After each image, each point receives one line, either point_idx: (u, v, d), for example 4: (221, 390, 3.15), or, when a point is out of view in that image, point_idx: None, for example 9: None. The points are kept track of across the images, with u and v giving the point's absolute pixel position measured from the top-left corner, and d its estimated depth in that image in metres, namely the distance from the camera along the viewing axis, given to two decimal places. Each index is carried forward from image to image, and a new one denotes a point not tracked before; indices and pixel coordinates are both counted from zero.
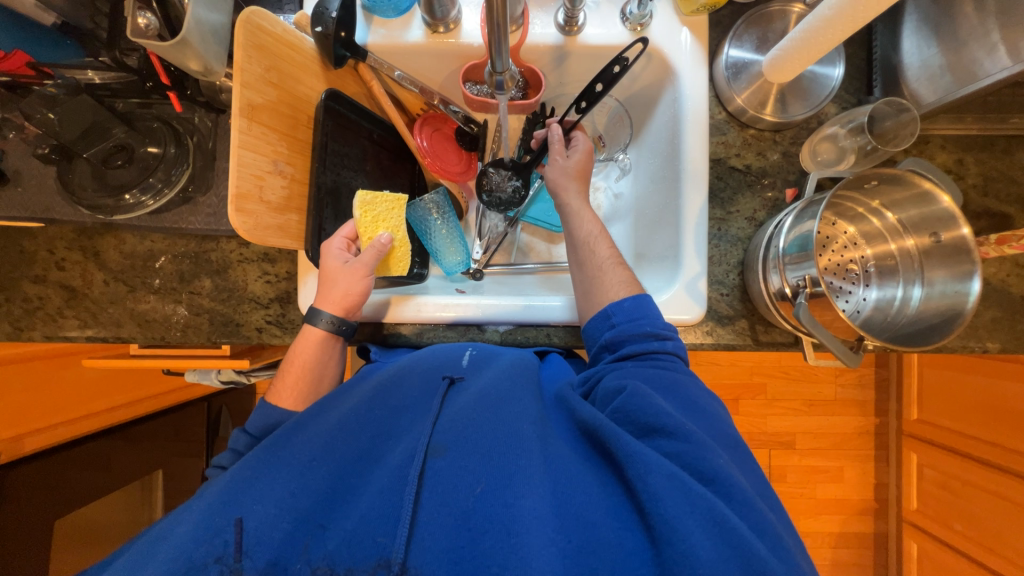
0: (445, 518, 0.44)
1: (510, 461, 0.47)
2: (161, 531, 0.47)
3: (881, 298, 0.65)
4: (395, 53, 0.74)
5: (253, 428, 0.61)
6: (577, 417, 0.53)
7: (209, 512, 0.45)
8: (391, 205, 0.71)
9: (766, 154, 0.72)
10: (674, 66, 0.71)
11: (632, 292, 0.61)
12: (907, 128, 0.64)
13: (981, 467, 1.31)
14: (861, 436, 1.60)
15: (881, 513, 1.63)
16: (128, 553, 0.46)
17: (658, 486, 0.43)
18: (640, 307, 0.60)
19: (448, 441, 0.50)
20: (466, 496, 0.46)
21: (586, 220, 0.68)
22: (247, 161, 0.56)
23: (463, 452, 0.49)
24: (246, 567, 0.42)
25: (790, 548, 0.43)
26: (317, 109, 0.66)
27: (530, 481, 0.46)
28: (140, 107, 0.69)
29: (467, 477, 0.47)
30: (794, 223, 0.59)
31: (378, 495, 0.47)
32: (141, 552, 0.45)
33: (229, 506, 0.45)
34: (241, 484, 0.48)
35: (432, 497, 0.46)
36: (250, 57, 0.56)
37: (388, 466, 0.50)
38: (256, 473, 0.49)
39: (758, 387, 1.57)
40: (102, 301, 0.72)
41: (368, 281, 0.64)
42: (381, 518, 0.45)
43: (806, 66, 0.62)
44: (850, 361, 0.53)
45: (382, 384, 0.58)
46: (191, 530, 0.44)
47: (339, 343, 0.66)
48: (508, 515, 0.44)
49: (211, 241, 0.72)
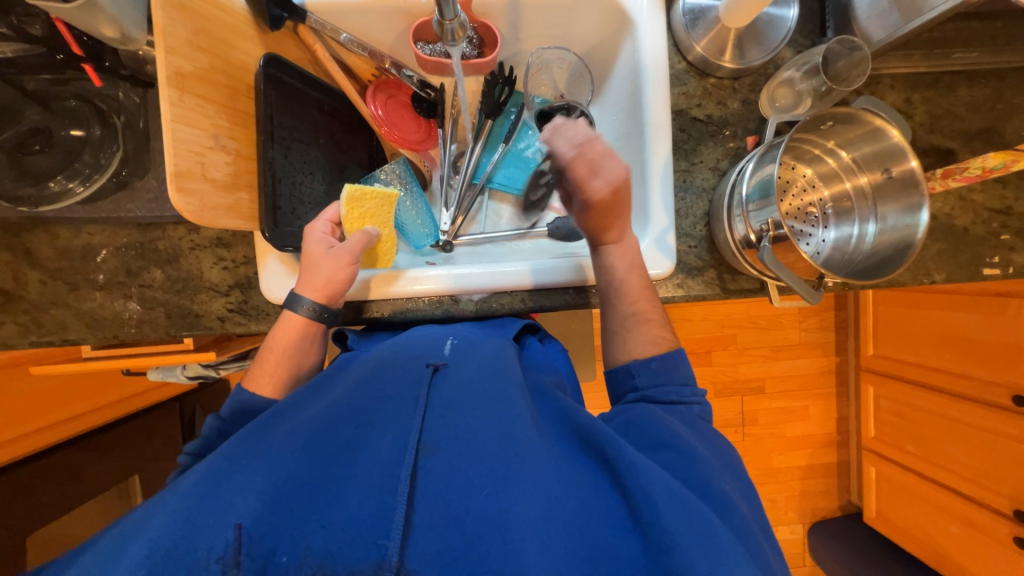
0: (439, 518, 0.44)
1: (506, 455, 0.48)
2: (133, 522, 0.45)
3: (838, 238, 0.67)
4: (338, 13, 0.69)
5: (222, 413, 0.58)
6: (577, 421, 0.53)
7: (186, 509, 0.43)
8: (379, 202, 0.70)
9: (727, 103, 0.72)
10: (631, 16, 0.69)
11: (662, 350, 0.62)
12: (859, 67, 0.65)
13: (929, 392, 1.43)
14: (824, 375, 1.71)
15: (843, 444, 1.76)
16: (98, 545, 0.44)
17: (659, 497, 0.44)
18: (671, 367, 0.60)
19: (439, 437, 0.49)
20: (462, 494, 0.45)
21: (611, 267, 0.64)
22: (183, 136, 0.52)
23: (456, 449, 0.48)
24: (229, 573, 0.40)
25: (766, 556, 0.47)
26: (257, 77, 0.61)
27: (526, 482, 0.46)
28: (55, 84, 0.62)
29: (462, 473, 0.47)
30: (755, 168, 0.60)
31: (367, 495, 0.45)
32: (111, 546, 0.43)
33: (210, 501, 0.44)
34: (221, 478, 0.45)
35: (426, 498, 0.45)
36: (171, 18, 0.50)
37: (374, 454, 0.48)
38: (234, 462, 0.47)
39: (728, 338, 1.64)
40: (42, 303, 0.67)
41: (352, 269, 0.63)
42: (371, 518, 0.43)
43: (761, 8, 0.62)
44: (812, 298, 0.55)
45: (367, 379, 0.57)
46: (168, 525, 0.42)
47: (318, 328, 0.63)
48: (505, 510, 0.44)
49: (155, 230, 0.67)
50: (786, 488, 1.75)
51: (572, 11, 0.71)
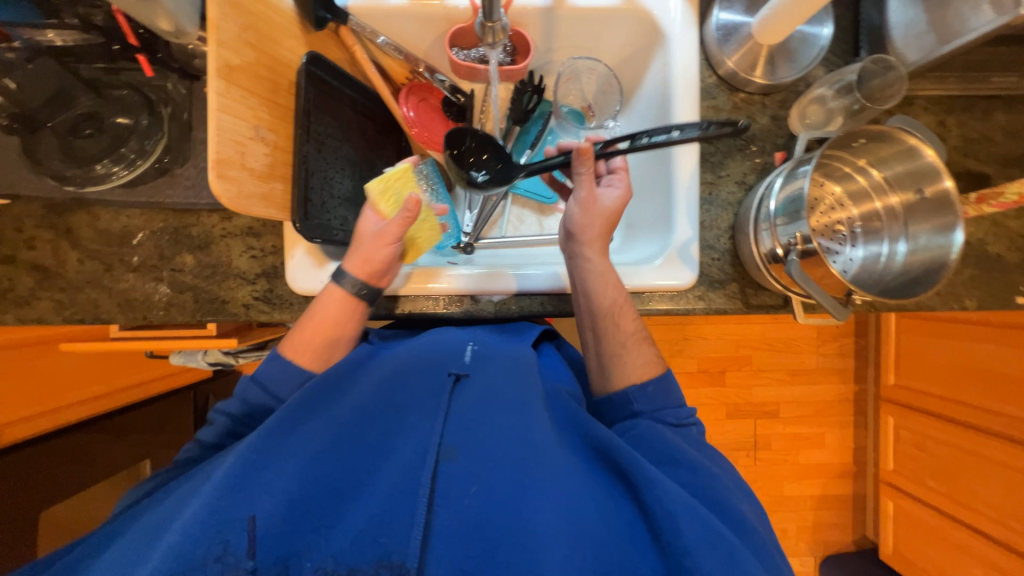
0: (458, 525, 0.46)
1: (524, 471, 0.48)
2: (172, 506, 0.49)
3: (866, 257, 0.66)
4: (378, 17, 0.71)
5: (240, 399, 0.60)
6: (592, 434, 0.52)
7: (214, 502, 0.44)
8: (403, 180, 0.70)
9: (756, 118, 0.72)
10: (664, 30, 0.71)
11: (655, 372, 0.60)
12: (894, 86, 0.65)
13: (952, 426, 1.39)
14: (842, 402, 1.67)
15: (860, 475, 1.70)
16: (140, 526, 0.48)
17: (682, 519, 0.44)
18: (664, 392, 0.59)
19: (459, 448, 0.50)
20: (481, 508, 0.47)
21: (609, 286, 0.62)
22: (226, 125, 0.53)
23: (474, 461, 0.49)
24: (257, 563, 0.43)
25: (781, 565, 0.47)
26: (299, 74, 0.63)
27: (544, 495, 0.47)
28: (107, 73, 0.65)
29: (480, 487, 0.48)
30: (784, 182, 0.60)
31: (388, 498, 0.47)
32: (153, 527, 0.47)
33: (240, 493, 0.46)
34: (248, 471, 0.47)
35: (445, 508, 0.47)
36: (225, 14, 0.53)
37: (396, 460, 0.50)
38: (261, 457, 0.48)
39: (744, 358, 1.61)
40: (77, 281, 0.69)
41: (392, 249, 0.63)
42: (391, 524, 0.46)
43: (795, 26, 0.62)
44: (840, 315, 0.54)
45: (387, 379, 0.56)
46: (198, 516, 0.44)
47: (361, 306, 0.63)
48: (521, 526, 0.45)
49: (190, 216, 0.70)
50: (798, 518, 1.69)
51: (605, 22, 0.73)
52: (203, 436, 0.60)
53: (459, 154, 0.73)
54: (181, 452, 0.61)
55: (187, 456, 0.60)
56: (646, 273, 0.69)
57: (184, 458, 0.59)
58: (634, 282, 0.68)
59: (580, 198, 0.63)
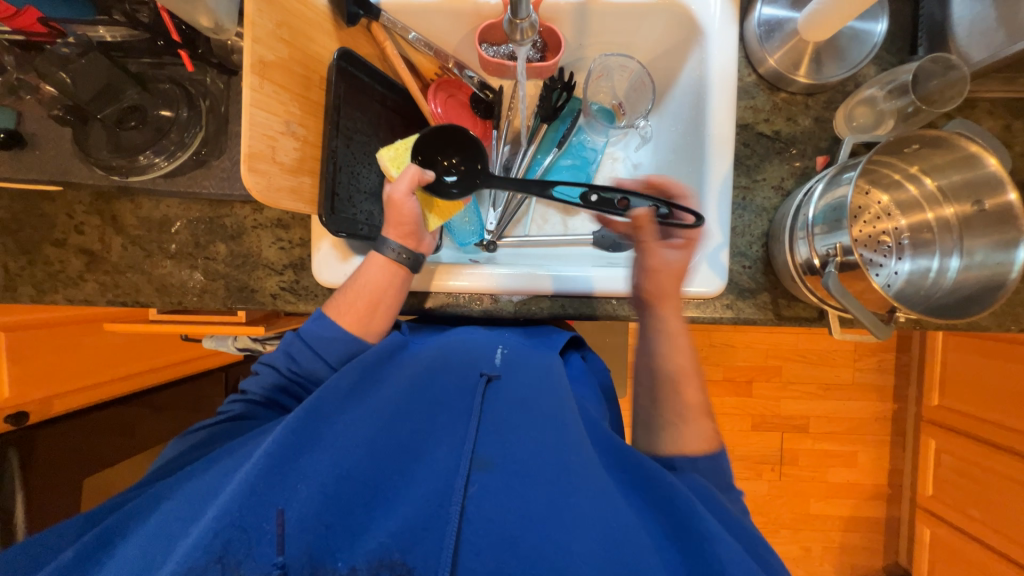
0: (491, 538, 0.46)
1: (558, 485, 0.49)
2: (211, 481, 0.50)
3: (913, 271, 0.62)
4: (409, 12, 0.71)
5: (271, 378, 0.63)
6: (633, 462, 0.52)
7: (255, 487, 0.46)
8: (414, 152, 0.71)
9: (798, 119, 0.69)
10: (701, 26, 0.68)
11: (707, 448, 0.57)
12: (955, 88, 0.61)
13: (1002, 454, 1.29)
14: (878, 421, 1.58)
15: (894, 498, 1.61)
16: (178, 500, 0.50)
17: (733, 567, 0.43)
18: (715, 469, 0.56)
19: (493, 455, 0.51)
20: (516, 519, 0.47)
21: (675, 352, 0.62)
22: (259, 120, 0.55)
23: (508, 471, 0.50)
24: (289, 551, 0.44)
25: None
26: (330, 69, 0.64)
27: (579, 518, 0.47)
28: (153, 68, 0.68)
29: (513, 497, 0.49)
30: (824, 189, 0.56)
31: (422, 502, 0.48)
32: (195, 500, 0.49)
33: (279, 482, 0.47)
34: (287, 460, 0.48)
35: (477, 516, 0.47)
36: (261, 11, 0.54)
37: (430, 464, 0.51)
38: (300, 447, 0.50)
39: (773, 369, 1.55)
40: (120, 266, 0.73)
41: (414, 206, 0.63)
42: (425, 527, 0.47)
43: (846, 22, 0.58)
44: (881, 333, 0.51)
45: (420, 376, 0.58)
46: (239, 498, 0.45)
47: (404, 275, 0.64)
48: (554, 542, 0.45)
49: (225, 207, 0.72)
50: (823, 538, 1.62)
51: (640, 18, 0.71)
52: (247, 388, 0.63)
53: (427, 161, 0.68)
54: (224, 406, 0.63)
55: (228, 411, 0.62)
56: None
57: (226, 413, 0.62)
58: None
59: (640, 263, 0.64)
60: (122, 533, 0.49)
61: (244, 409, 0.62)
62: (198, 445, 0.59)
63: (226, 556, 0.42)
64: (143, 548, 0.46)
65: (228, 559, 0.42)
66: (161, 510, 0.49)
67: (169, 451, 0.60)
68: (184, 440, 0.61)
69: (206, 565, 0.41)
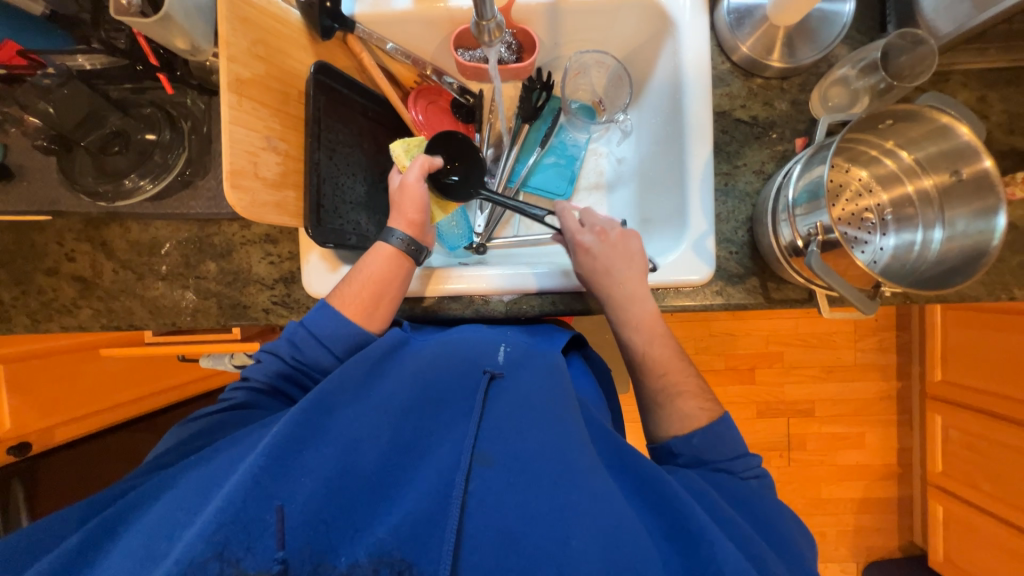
0: (493, 536, 0.46)
1: (561, 480, 0.49)
2: (209, 475, 0.49)
3: (899, 245, 0.62)
4: (384, 23, 0.72)
5: (263, 376, 0.61)
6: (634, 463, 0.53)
7: (257, 480, 0.45)
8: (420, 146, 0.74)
9: (774, 103, 0.69)
10: (673, 17, 0.68)
11: (703, 423, 0.60)
12: (925, 61, 0.61)
13: (1007, 426, 1.29)
14: (883, 400, 1.57)
15: (905, 477, 1.60)
16: (170, 495, 0.48)
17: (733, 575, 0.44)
18: (716, 443, 0.59)
19: (496, 451, 0.51)
20: (518, 514, 0.48)
21: (656, 340, 0.64)
22: (239, 137, 0.55)
23: (511, 466, 0.51)
24: (289, 545, 0.43)
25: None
26: (308, 83, 0.65)
27: (580, 516, 0.47)
28: (134, 92, 0.69)
29: (515, 493, 0.49)
30: (803, 170, 0.57)
31: (426, 498, 0.48)
32: (193, 493, 0.47)
33: (281, 475, 0.46)
34: (289, 455, 0.47)
35: (479, 512, 0.48)
36: (234, 29, 0.55)
37: (433, 461, 0.51)
38: (303, 442, 0.49)
39: (774, 355, 1.54)
40: (113, 290, 0.73)
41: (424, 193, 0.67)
42: (429, 524, 0.47)
43: (813, 4, 0.59)
44: (867, 308, 0.51)
45: (423, 372, 0.58)
46: (242, 488, 0.44)
47: (408, 265, 0.65)
48: (556, 537, 0.46)
49: (212, 225, 0.73)
50: (837, 522, 1.61)
51: (612, 14, 0.71)
52: (249, 375, 0.61)
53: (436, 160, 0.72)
54: (225, 394, 0.62)
55: (230, 398, 0.60)
56: (658, 269, 0.67)
57: (228, 401, 0.60)
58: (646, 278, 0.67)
59: (575, 248, 0.66)
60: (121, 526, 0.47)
61: (246, 397, 0.60)
62: (197, 433, 0.57)
63: (226, 551, 0.41)
64: (142, 542, 0.44)
65: (227, 555, 0.41)
66: (161, 501, 0.48)
67: (167, 440, 0.58)
68: (183, 429, 0.59)
69: (204, 562, 0.40)
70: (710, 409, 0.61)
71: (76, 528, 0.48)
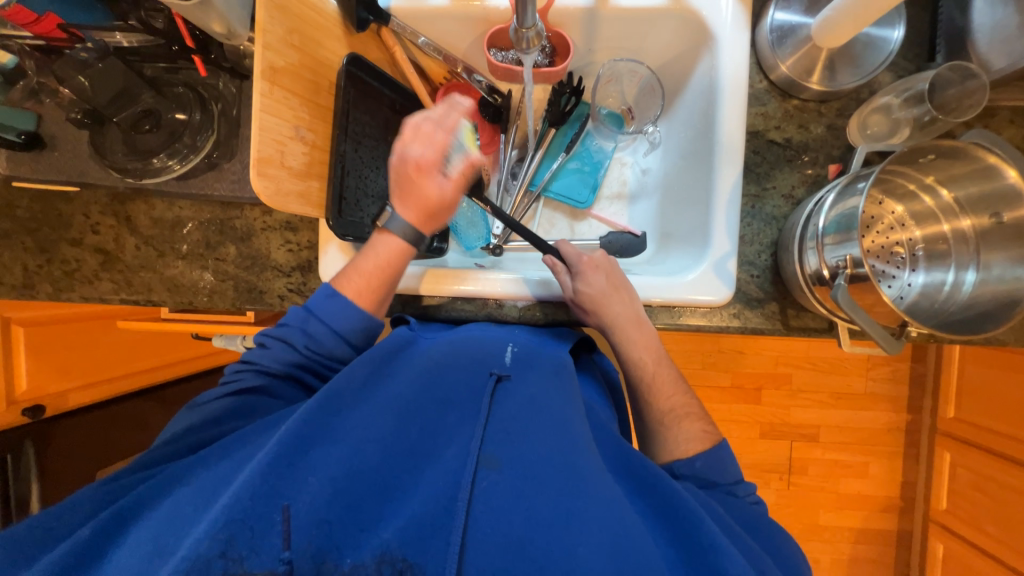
0: (497, 542, 0.45)
1: (567, 485, 0.48)
2: (222, 473, 0.49)
3: (928, 283, 0.61)
4: (419, 17, 0.72)
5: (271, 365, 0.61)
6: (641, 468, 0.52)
7: (262, 479, 0.45)
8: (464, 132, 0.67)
9: (809, 127, 0.67)
10: (713, 31, 0.67)
11: (701, 449, 0.59)
12: (972, 97, 0.59)
13: (1019, 470, 1.26)
14: (891, 432, 1.54)
15: (906, 511, 1.57)
16: (184, 491, 0.49)
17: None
18: (719, 467, 0.58)
19: (501, 454, 0.51)
20: (525, 516, 0.47)
21: (658, 363, 0.66)
22: (268, 125, 0.56)
23: (516, 469, 0.50)
24: (294, 543, 0.43)
25: None
26: (339, 75, 0.65)
27: (586, 524, 0.46)
28: (168, 72, 0.70)
29: (519, 496, 0.48)
30: (836, 200, 0.55)
31: (430, 500, 0.48)
32: (207, 489, 0.48)
33: (287, 473, 0.46)
34: (295, 453, 0.48)
35: (484, 514, 0.47)
36: (271, 17, 0.55)
37: (439, 465, 0.51)
38: (309, 440, 0.49)
39: (783, 377, 1.52)
40: (134, 265, 0.74)
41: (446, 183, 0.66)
42: (433, 525, 0.46)
43: (861, 29, 0.57)
44: (891, 347, 0.50)
45: (430, 374, 0.58)
46: (249, 486, 0.44)
47: (411, 254, 0.64)
48: (561, 542, 0.45)
49: (234, 209, 0.73)
50: (832, 550, 1.59)
51: (650, 23, 0.70)
52: (256, 359, 0.61)
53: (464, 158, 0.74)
54: (228, 375, 0.61)
55: (237, 380, 0.60)
56: (678, 287, 0.66)
57: (235, 384, 0.59)
58: (666, 295, 0.66)
59: (578, 273, 0.67)
60: (132, 516, 0.48)
61: (253, 380, 0.60)
62: (206, 421, 0.57)
63: (230, 550, 0.41)
64: (153, 536, 0.45)
65: (233, 555, 0.41)
66: (172, 499, 0.49)
67: (177, 424, 0.59)
68: (190, 415, 0.59)
69: (211, 560, 0.41)
70: (710, 432, 0.61)
71: (86, 500, 0.49)
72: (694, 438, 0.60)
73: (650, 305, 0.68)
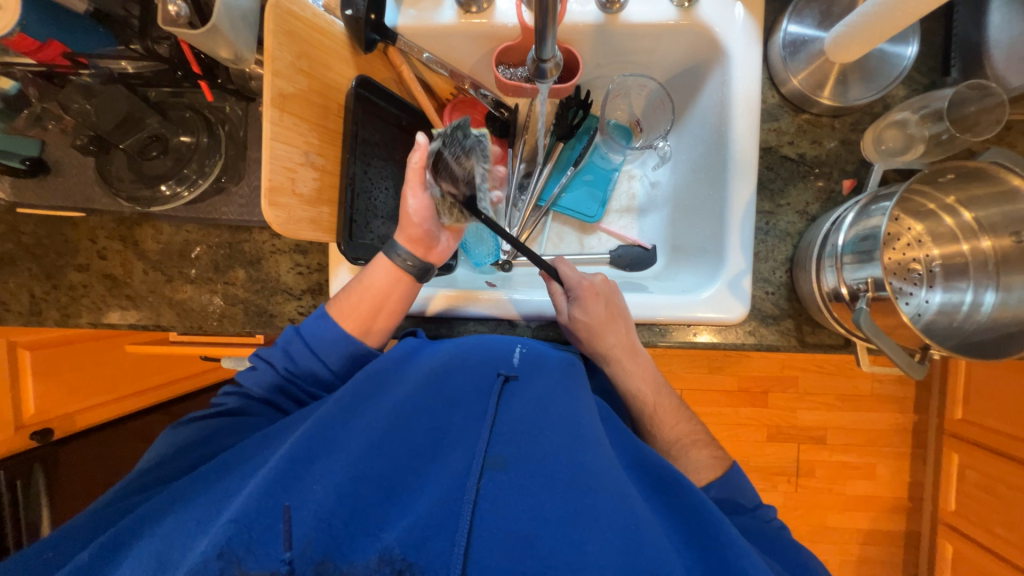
0: (506, 539, 0.44)
1: (574, 481, 0.47)
2: (227, 487, 0.49)
3: (946, 302, 0.62)
4: (426, 35, 0.71)
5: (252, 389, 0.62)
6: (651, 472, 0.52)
7: (266, 488, 0.44)
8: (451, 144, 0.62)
9: (823, 142, 0.67)
10: (725, 46, 0.66)
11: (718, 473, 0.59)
12: (992, 114, 0.59)
13: None
14: (898, 433, 1.55)
15: (914, 511, 1.58)
16: (186, 507, 0.47)
17: None
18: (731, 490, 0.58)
19: (507, 454, 0.50)
20: (531, 512, 0.46)
21: (659, 392, 0.66)
22: (279, 153, 0.55)
23: (520, 468, 0.49)
24: (297, 550, 0.41)
25: None
26: (347, 96, 0.64)
27: (597, 523, 0.45)
28: (172, 96, 0.69)
29: (527, 493, 0.47)
30: (856, 218, 0.55)
31: (437, 499, 0.46)
32: (205, 508, 0.47)
33: (294, 484, 0.45)
34: (300, 463, 0.47)
35: (490, 513, 0.45)
36: (280, 44, 0.54)
37: (443, 467, 0.50)
38: (316, 451, 0.48)
39: (789, 379, 1.52)
40: (142, 290, 0.74)
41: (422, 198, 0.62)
42: (436, 527, 0.44)
43: (874, 46, 0.57)
44: (915, 372, 0.49)
45: (435, 375, 0.57)
46: (254, 496, 0.43)
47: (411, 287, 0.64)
48: (569, 540, 0.44)
49: (243, 232, 0.72)
50: (840, 551, 1.60)
51: (658, 38, 0.69)
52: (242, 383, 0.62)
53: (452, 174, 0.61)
54: (218, 399, 0.63)
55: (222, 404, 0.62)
56: (692, 304, 0.66)
57: (219, 406, 0.61)
58: (678, 311, 0.66)
59: (574, 299, 0.65)
60: (130, 537, 0.46)
61: (237, 403, 0.61)
62: (191, 443, 0.57)
63: (227, 551, 0.39)
64: (161, 547, 0.44)
65: (231, 556, 0.39)
66: (180, 513, 0.47)
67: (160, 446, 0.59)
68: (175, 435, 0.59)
69: (207, 564, 0.38)
70: (720, 457, 0.61)
71: (92, 532, 0.48)
72: (705, 465, 0.60)
73: (659, 323, 0.67)
